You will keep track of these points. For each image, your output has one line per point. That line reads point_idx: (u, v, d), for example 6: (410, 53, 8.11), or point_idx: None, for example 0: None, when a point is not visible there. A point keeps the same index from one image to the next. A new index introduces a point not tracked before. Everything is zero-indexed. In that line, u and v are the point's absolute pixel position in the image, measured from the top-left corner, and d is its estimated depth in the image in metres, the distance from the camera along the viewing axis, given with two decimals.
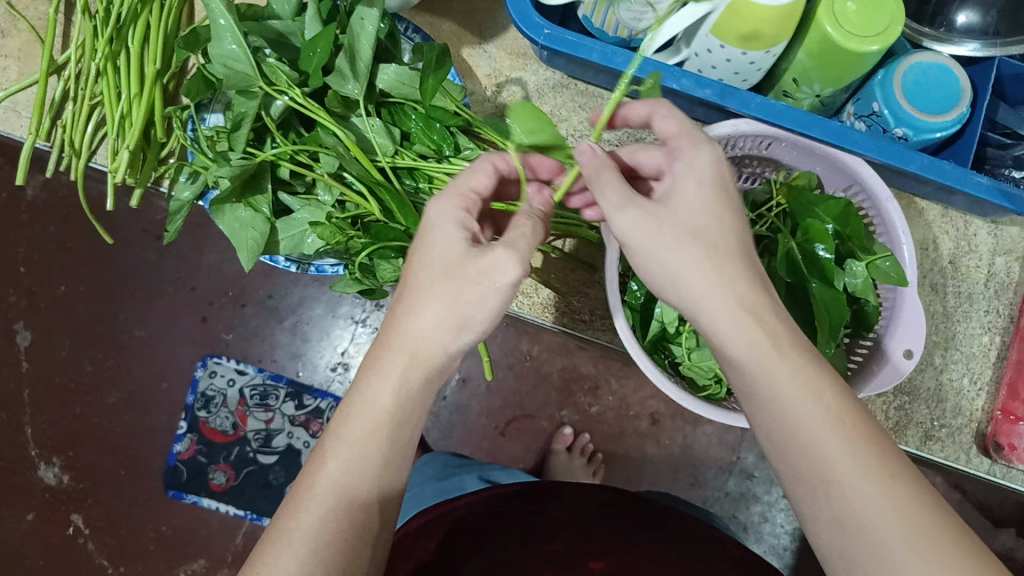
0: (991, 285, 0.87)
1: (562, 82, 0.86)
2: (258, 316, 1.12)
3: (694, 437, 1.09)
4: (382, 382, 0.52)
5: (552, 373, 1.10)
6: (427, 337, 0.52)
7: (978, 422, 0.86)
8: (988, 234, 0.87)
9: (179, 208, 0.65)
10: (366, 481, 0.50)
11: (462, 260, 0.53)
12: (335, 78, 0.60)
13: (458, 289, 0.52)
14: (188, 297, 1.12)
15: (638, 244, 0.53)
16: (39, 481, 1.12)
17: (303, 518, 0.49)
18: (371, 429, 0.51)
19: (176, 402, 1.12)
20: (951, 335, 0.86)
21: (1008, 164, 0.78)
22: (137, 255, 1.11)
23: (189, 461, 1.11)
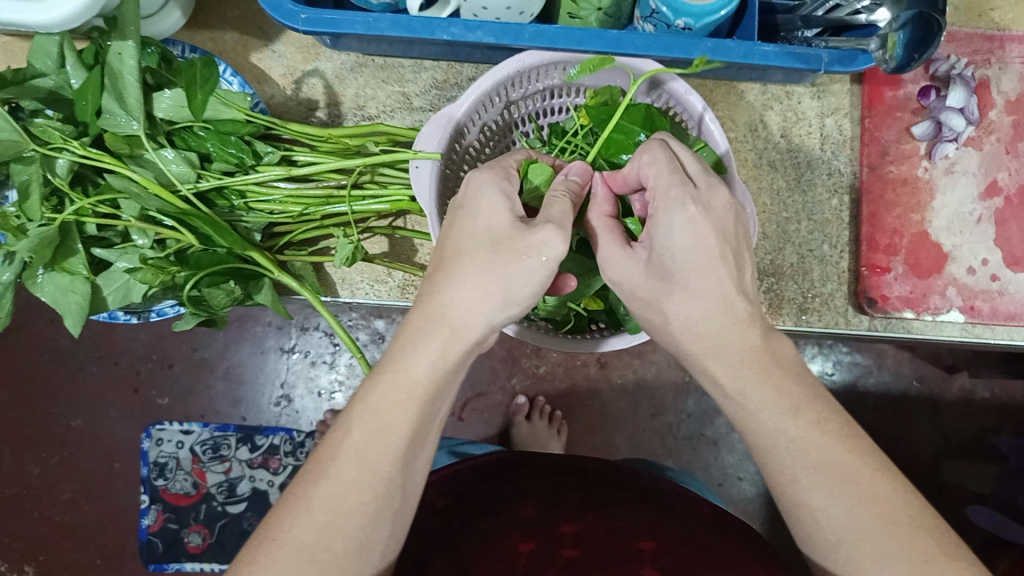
0: (827, 146, 0.88)
1: (358, 63, 0.85)
2: (188, 372, 1.09)
3: (644, 370, 1.09)
4: (419, 349, 0.49)
5: (492, 346, 1.10)
6: (474, 312, 0.49)
7: (850, 284, 0.88)
8: (811, 99, 0.88)
9: (2, 291, 0.66)
10: (389, 454, 0.47)
11: (511, 232, 0.50)
12: (109, 118, 0.61)
13: (503, 258, 0.49)
14: (113, 372, 1.09)
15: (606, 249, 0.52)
16: None
17: (324, 487, 0.46)
18: (402, 399, 0.48)
19: (132, 479, 1.10)
20: (802, 206, 0.88)
21: (799, 25, 0.74)
22: (50, 346, 1.09)
23: (161, 531, 1.10)
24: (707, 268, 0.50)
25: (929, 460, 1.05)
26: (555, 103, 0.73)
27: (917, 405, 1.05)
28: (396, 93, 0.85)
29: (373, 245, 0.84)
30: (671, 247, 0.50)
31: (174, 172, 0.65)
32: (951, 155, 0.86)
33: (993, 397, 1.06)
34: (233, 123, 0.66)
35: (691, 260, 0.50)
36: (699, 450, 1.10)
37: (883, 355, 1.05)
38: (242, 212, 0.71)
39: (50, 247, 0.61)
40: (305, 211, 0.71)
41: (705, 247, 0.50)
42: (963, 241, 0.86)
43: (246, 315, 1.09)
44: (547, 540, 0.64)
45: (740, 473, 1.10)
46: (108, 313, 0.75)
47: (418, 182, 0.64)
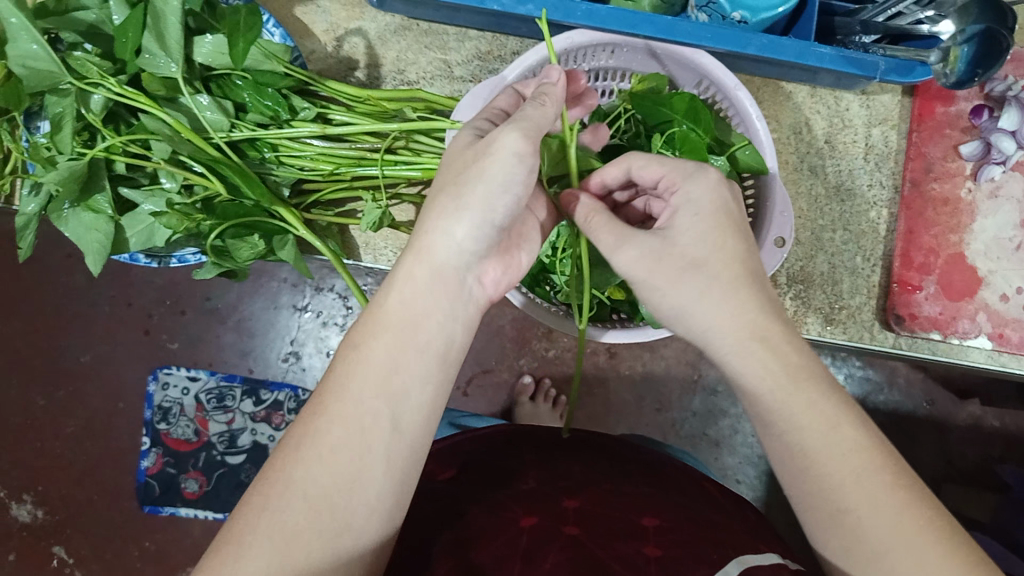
0: (871, 156, 0.87)
1: (402, 26, 0.84)
2: (199, 319, 1.10)
3: (654, 363, 1.08)
4: (393, 285, 0.49)
5: (504, 325, 1.09)
6: (436, 231, 0.50)
7: (878, 299, 0.87)
8: (860, 106, 0.86)
9: (27, 221, 0.66)
10: (373, 385, 0.46)
11: (468, 154, 0.52)
12: (147, 59, 0.61)
13: (463, 171, 0.50)
14: (126, 313, 1.10)
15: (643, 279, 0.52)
16: (14, 521, 1.11)
17: (314, 426, 0.45)
18: (386, 329, 0.48)
19: (135, 419, 1.11)
20: (840, 215, 0.87)
21: (857, 30, 0.72)
22: (66, 282, 1.10)
23: (159, 474, 1.11)
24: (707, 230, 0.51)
25: (929, 483, 1.05)
26: (600, 85, 0.72)
27: (924, 426, 1.04)
28: (437, 60, 0.84)
29: (401, 212, 0.84)
30: (693, 212, 0.52)
31: (207, 118, 0.64)
32: (996, 178, 0.84)
33: (1000, 426, 1.05)
34: (271, 75, 0.66)
35: (696, 239, 0.51)
36: (700, 449, 1.09)
37: (895, 373, 1.04)
38: (273, 165, 0.70)
39: (76, 182, 0.61)
40: (336, 171, 0.70)
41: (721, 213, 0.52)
42: (998, 268, 0.84)
43: (263, 268, 1.09)
44: (550, 515, 0.64)
45: (737, 476, 1.09)
46: (129, 255, 0.75)
47: None
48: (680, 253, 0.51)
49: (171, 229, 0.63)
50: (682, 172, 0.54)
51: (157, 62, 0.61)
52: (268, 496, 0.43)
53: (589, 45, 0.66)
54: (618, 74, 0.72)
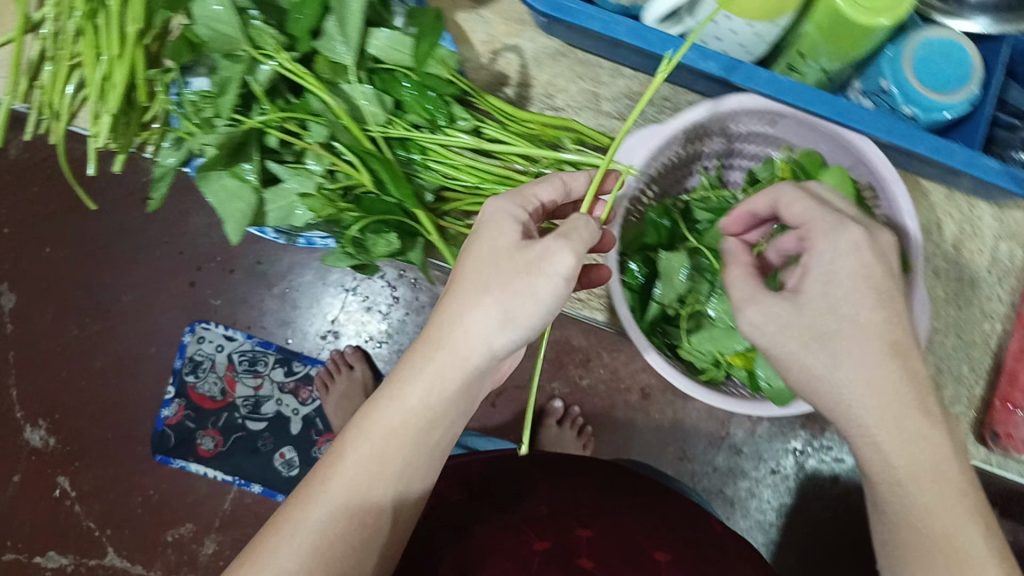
0: (995, 269, 0.83)
1: (560, 52, 0.80)
2: (246, 281, 1.11)
3: (684, 412, 1.09)
4: (414, 379, 0.49)
5: (542, 345, 1.10)
6: (473, 336, 0.48)
7: (977, 413, 0.82)
8: (992, 218, 0.83)
9: (163, 174, 0.67)
10: (379, 485, 0.49)
11: (513, 251, 0.49)
12: (325, 43, 0.63)
13: (510, 281, 0.48)
14: (175, 261, 1.11)
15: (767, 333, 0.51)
16: (25, 444, 1.10)
17: (313, 516, 0.48)
18: (396, 431, 0.49)
19: (164, 367, 1.11)
20: (953, 321, 0.82)
21: (1017, 145, 0.75)
22: (122, 219, 1.11)
23: (177, 426, 1.11)
24: (857, 273, 0.49)
25: None
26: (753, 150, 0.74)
27: None
28: (587, 92, 0.80)
29: None
30: (823, 276, 0.50)
31: (366, 109, 0.66)
32: None
33: None
34: (437, 80, 0.66)
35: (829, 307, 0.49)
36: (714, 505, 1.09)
37: None
38: (420, 168, 0.71)
39: (230, 147, 0.62)
40: (479, 185, 0.70)
41: (853, 281, 0.49)
42: None
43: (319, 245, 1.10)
44: (562, 542, 0.67)
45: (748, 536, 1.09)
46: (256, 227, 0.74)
47: (614, 192, 0.65)
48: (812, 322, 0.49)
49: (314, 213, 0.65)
50: (823, 228, 0.52)
51: (333, 48, 0.63)
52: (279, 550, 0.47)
53: (753, 112, 0.67)
54: (769, 143, 0.73)
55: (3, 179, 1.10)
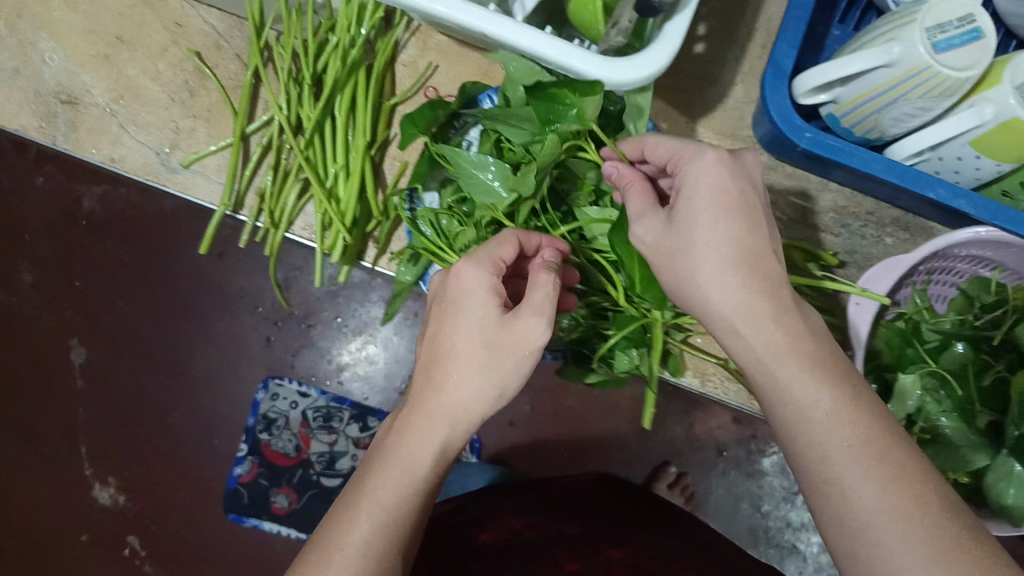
0: None
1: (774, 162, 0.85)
2: (325, 336, 1.10)
3: (758, 468, 1.11)
4: (422, 445, 0.56)
5: (621, 403, 1.11)
6: (463, 390, 0.56)
7: None
8: None
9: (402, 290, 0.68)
10: (389, 548, 0.54)
11: (499, 321, 0.56)
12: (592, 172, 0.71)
13: (495, 359, 0.56)
14: (252, 318, 1.10)
15: (734, 309, 0.53)
16: (94, 502, 1.09)
17: (335, 570, 0.52)
18: (380, 525, 0.54)
19: (237, 424, 1.10)
20: None
21: None
22: (200, 273, 1.09)
23: (250, 484, 1.09)
24: (746, 300, 0.53)
25: None
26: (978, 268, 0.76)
27: None
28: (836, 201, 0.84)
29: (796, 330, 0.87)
30: (691, 203, 0.54)
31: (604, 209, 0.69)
32: None
33: None
34: None
35: (734, 238, 0.53)
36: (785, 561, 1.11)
37: None
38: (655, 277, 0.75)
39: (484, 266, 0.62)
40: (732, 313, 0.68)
41: (725, 230, 0.53)
42: None
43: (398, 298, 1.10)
44: (591, 561, 0.75)
45: None
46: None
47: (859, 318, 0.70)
48: (746, 250, 0.53)
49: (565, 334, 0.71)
50: (686, 153, 0.56)
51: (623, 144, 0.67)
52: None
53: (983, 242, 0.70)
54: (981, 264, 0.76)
55: (76, 233, 1.08)
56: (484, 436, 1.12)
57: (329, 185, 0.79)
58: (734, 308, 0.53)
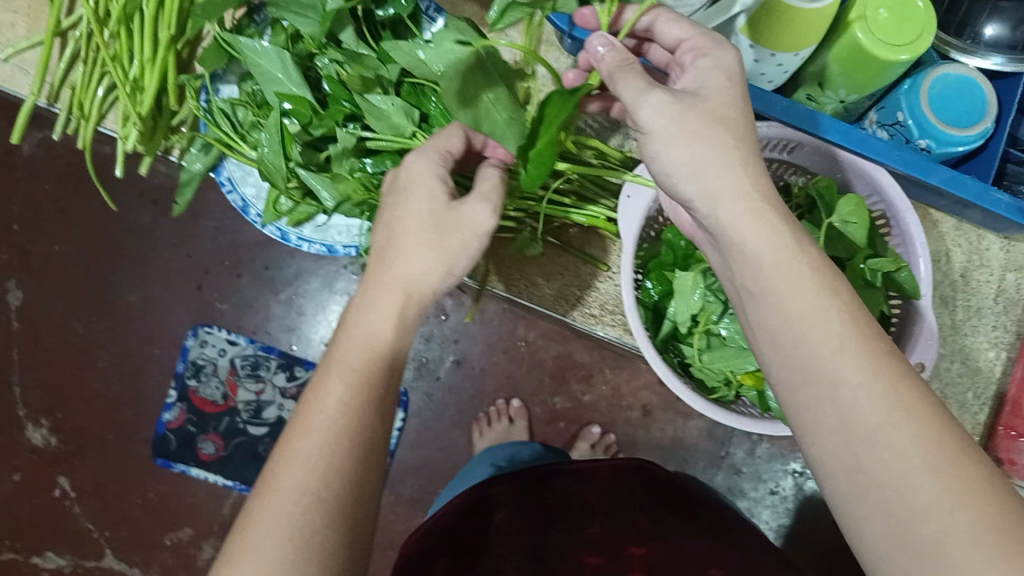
0: (999, 300, 0.83)
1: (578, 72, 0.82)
2: (254, 285, 1.11)
3: (685, 431, 1.10)
4: (381, 316, 0.50)
5: (546, 359, 1.11)
6: (412, 265, 0.52)
7: (981, 438, 0.82)
8: (1000, 249, 0.83)
9: (190, 178, 0.67)
10: (371, 413, 0.47)
11: (444, 210, 0.54)
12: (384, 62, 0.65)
13: (442, 241, 0.53)
14: (184, 264, 1.11)
15: (664, 132, 0.48)
16: (26, 441, 1.11)
17: (309, 440, 0.44)
18: (350, 396, 0.46)
19: (167, 370, 1.12)
20: (960, 346, 0.83)
21: None
22: (133, 218, 1.10)
23: (178, 430, 1.11)
24: (740, 183, 0.48)
25: None
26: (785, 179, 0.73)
27: None
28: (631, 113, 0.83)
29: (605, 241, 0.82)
30: (714, 73, 0.50)
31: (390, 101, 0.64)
32: None
33: None
34: None
35: (727, 101, 0.49)
36: None
37: None
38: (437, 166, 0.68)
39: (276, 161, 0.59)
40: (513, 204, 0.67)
41: (731, 85, 0.50)
42: None
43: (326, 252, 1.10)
44: (618, 557, 0.72)
45: None
46: (241, 206, 0.71)
47: (625, 213, 0.63)
48: (708, 111, 0.49)
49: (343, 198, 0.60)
50: (714, 40, 0.52)
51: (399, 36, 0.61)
52: (275, 505, 0.42)
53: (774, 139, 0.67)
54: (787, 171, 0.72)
55: (15, 174, 1.10)
56: (412, 389, 1.12)
57: (132, 78, 0.69)
58: (664, 131, 0.48)
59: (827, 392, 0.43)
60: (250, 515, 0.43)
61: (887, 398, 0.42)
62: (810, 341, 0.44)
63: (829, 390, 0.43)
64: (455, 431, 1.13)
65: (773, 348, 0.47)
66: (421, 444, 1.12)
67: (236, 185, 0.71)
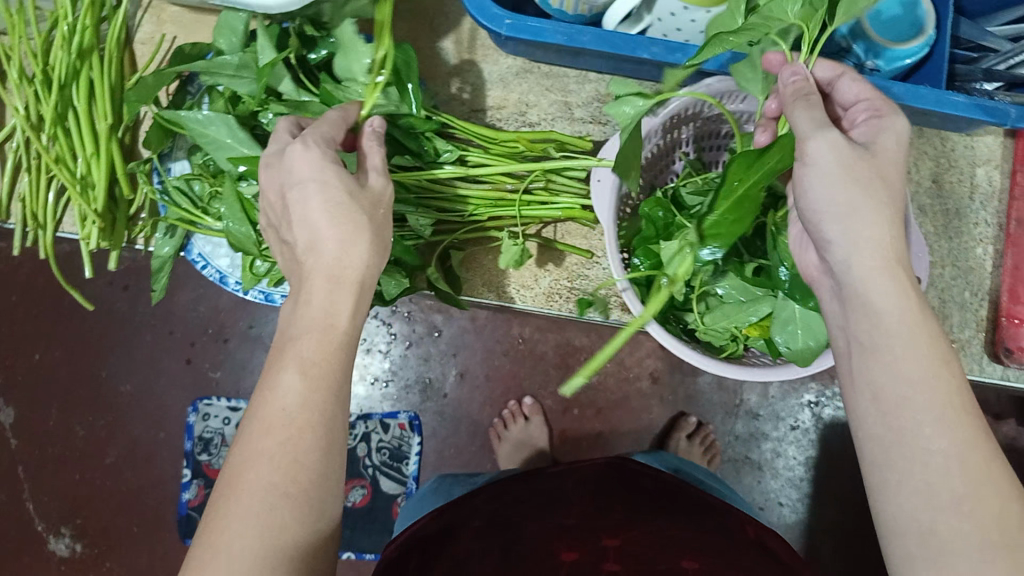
0: (976, 196, 0.84)
1: (522, 69, 0.82)
2: (243, 347, 1.10)
3: (696, 388, 1.11)
4: (325, 306, 0.49)
5: (547, 351, 1.11)
6: (330, 255, 0.49)
7: (986, 331, 0.83)
8: (964, 147, 0.84)
9: (162, 264, 0.66)
10: (326, 409, 0.47)
11: (347, 180, 0.51)
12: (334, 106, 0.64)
13: (349, 208, 0.50)
14: (168, 342, 1.09)
15: (819, 166, 0.49)
16: (52, 554, 1.10)
17: (270, 447, 0.45)
18: (303, 402, 0.46)
19: (175, 450, 1.10)
20: (949, 252, 0.84)
21: (979, 77, 0.74)
22: (108, 308, 1.08)
23: (201, 506, 1.10)
24: (888, 244, 0.48)
25: None
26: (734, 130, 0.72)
27: None
28: (558, 102, 0.82)
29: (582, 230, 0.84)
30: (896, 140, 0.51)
31: None
32: None
33: None
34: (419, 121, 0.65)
35: (894, 164, 0.50)
36: (743, 473, 1.11)
37: None
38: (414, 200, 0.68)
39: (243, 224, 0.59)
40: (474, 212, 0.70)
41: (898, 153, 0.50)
42: None
43: None
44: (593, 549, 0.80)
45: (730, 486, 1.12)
46: (218, 278, 0.71)
47: (598, 195, 0.62)
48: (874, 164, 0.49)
49: None
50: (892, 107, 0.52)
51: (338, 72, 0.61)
52: (242, 501, 0.44)
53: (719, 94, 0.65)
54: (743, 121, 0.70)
55: None
56: (421, 412, 1.12)
57: (81, 177, 0.69)
58: (818, 163, 0.49)
59: (916, 457, 0.44)
60: (216, 510, 0.45)
61: (973, 473, 0.43)
62: (915, 405, 0.45)
63: (920, 455, 0.44)
64: (474, 442, 1.13)
65: (875, 401, 0.47)
66: (444, 462, 1.12)
67: (209, 259, 0.71)
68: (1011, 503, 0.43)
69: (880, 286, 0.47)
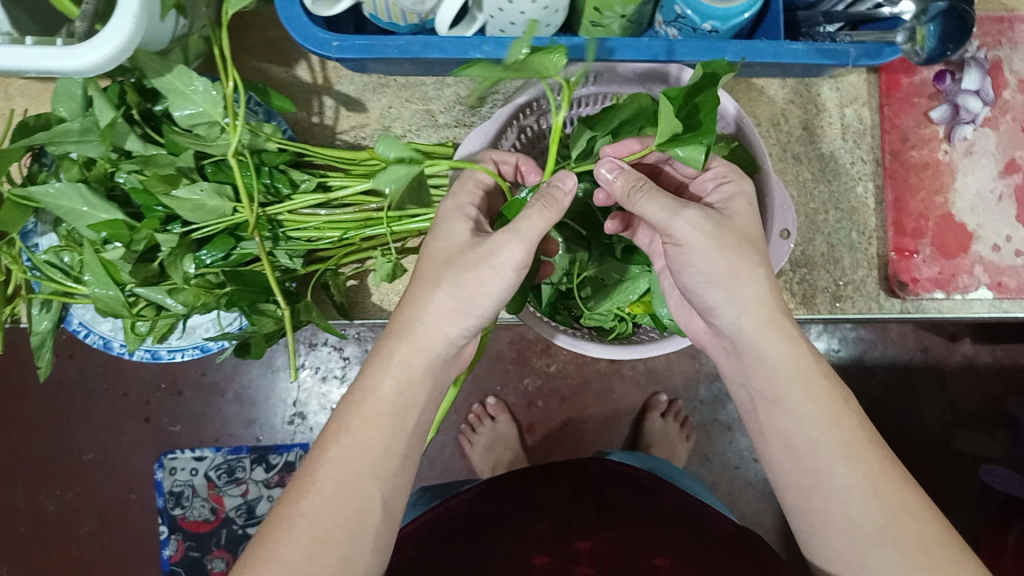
0: (849, 136, 0.87)
1: (380, 83, 0.86)
2: (199, 396, 1.09)
3: (654, 361, 1.11)
4: (383, 369, 0.54)
5: (503, 348, 1.10)
6: (433, 327, 0.54)
7: (879, 268, 0.87)
8: (831, 89, 0.86)
9: (42, 339, 0.70)
10: (367, 473, 0.52)
11: (465, 248, 0.54)
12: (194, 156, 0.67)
13: (460, 277, 0.53)
14: (124, 403, 1.08)
15: (695, 245, 0.54)
16: None
17: (306, 505, 0.51)
18: (360, 454, 0.53)
19: (149, 508, 1.10)
20: (829, 194, 0.87)
21: (821, 21, 0.73)
22: (58, 379, 1.08)
23: (183, 559, 1.10)
24: (770, 313, 0.55)
25: (937, 430, 1.05)
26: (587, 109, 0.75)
27: (921, 377, 1.04)
28: (420, 111, 0.86)
29: None
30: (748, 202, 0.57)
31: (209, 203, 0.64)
32: (969, 136, 0.86)
33: (993, 363, 1.05)
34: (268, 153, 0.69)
35: (749, 222, 0.56)
36: (714, 436, 1.12)
37: (886, 330, 1.03)
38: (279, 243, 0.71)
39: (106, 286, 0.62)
40: (344, 236, 0.72)
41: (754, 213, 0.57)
42: (986, 221, 0.85)
43: None
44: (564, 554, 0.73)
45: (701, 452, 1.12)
46: (102, 343, 0.76)
47: None
48: (736, 229, 0.55)
49: (188, 306, 0.64)
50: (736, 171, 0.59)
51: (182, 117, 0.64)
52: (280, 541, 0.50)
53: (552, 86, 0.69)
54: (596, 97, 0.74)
55: None
56: None
57: None
58: (694, 244, 0.54)
59: (832, 495, 0.52)
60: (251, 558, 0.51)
61: (885, 503, 0.51)
62: (822, 448, 0.53)
63: (835, 493, 0.52)
64: (445, 450, 1.14)
65: (789, 451, 0.54)
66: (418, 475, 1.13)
67: (90, 328, 0.76)
68: (923, 519, 0.51)
69: (770, 347, 0.55)
